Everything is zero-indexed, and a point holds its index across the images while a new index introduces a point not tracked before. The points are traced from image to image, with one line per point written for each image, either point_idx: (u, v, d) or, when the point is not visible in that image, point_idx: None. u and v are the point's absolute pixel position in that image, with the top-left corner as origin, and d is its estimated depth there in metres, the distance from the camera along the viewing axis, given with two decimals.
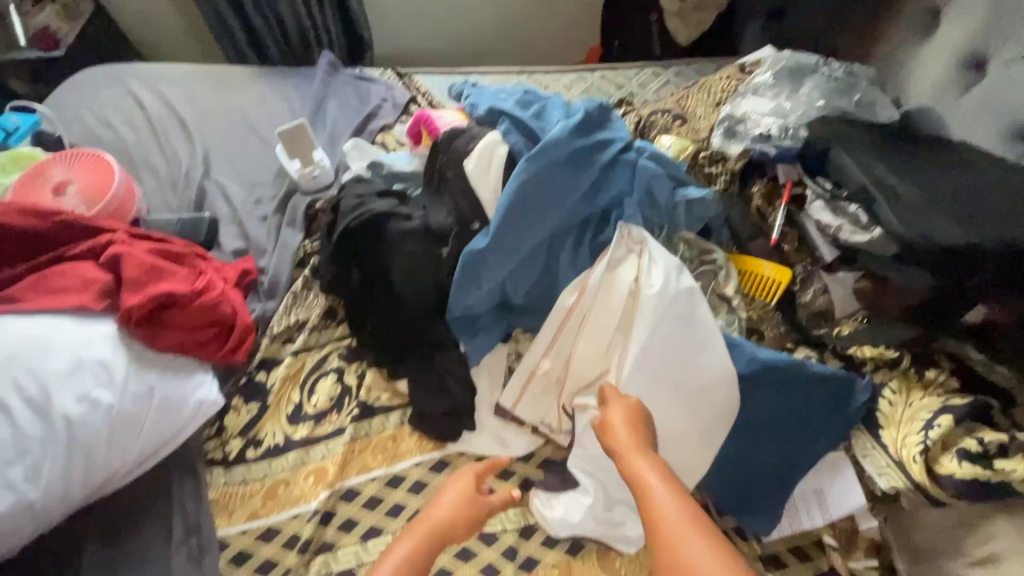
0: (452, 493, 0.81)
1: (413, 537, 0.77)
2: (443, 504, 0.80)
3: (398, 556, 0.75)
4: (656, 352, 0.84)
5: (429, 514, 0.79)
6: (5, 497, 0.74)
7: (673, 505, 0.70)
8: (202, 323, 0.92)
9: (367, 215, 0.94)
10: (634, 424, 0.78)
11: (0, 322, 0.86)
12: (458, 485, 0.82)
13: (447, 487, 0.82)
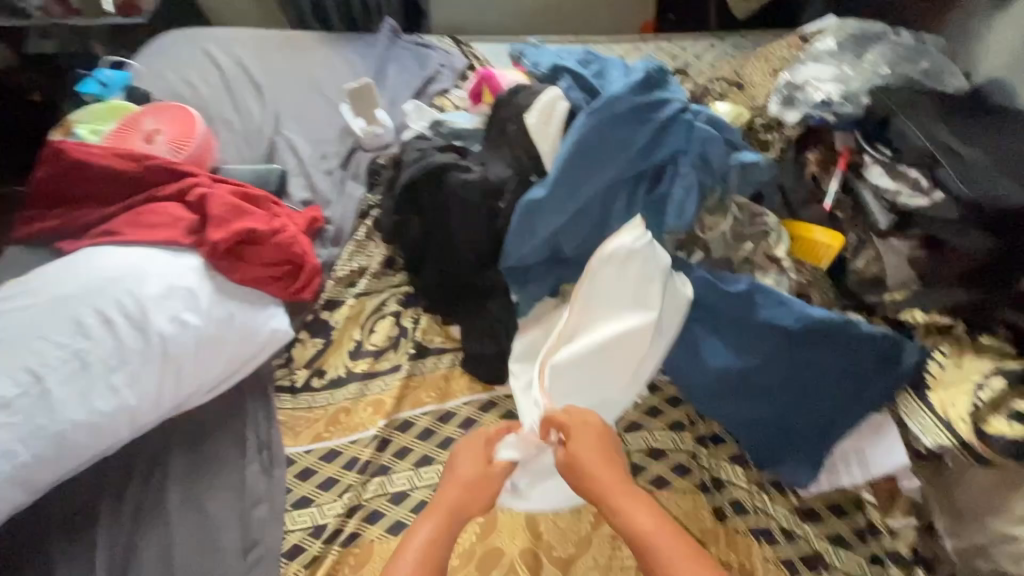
0: (467, 467, 0.82)
1: (437, 516, 0.77)
2: (464, 480, 0.81)
3: (422, 539, 0.74)
4: (580, 381, 0.87)
5: (445, 488, 0.80)
6: (111, 400, 0.85)
7: (658, 539, 0.71)
8: (278, 261, 1.00)
9: (429, 167, 0.99)
10: (605, 458, 0.79)
11: (105, 250, 0.96)
12: (473, 458, 0.83)
13: (462, 461, 0.83)
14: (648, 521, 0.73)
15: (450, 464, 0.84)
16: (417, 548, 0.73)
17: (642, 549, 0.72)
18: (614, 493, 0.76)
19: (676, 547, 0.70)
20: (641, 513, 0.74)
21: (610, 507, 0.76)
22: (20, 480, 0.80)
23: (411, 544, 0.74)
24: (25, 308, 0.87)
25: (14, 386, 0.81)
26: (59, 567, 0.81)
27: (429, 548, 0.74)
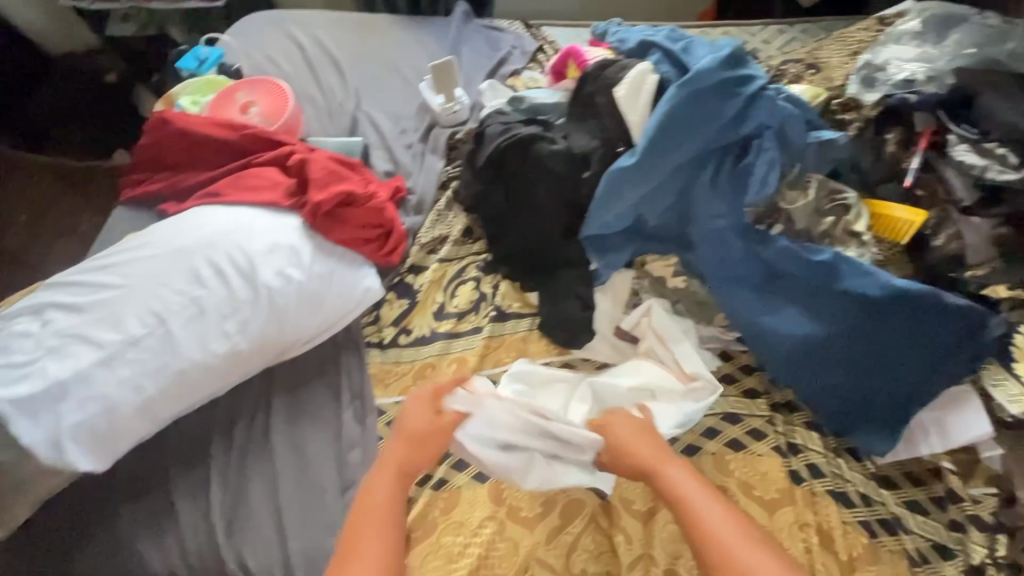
0: (423, 421, 0.88)
1: (393, 470, 0.85)
2: (416, 432, 0.87)
3: (383, 490, 0.83)
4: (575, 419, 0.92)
5: (401, 446, 0.86)
6: (224, 344, 0.91)
7: (710, 509, 0.76)
8: (370, 224, 1.06)
9: (516, 138, 1.03)
10: (645, 437, 0.85)
11: (214, 209, 1.03)
12: (430, 417, 0.88)
13: (420, 416, 0.88)
14: (692, 486, 0.79)
15: (406, 417, 0.89)
16: (381, 488, 0.83)
17: (686, 510, 0.77)
18: (662, 462, 0.82)
19: (718, 509, 0.76)
20: (689, 480, 0.80)
21: (659, 475, 0.81)
22: (148, 412, 0.88)
23: (375, 494, 0.82)
24: (148, 258, 0.95)
25: (143, 327, 0.89)
26: (178, 494, 0.90)
27: (390, 493, 0.82)
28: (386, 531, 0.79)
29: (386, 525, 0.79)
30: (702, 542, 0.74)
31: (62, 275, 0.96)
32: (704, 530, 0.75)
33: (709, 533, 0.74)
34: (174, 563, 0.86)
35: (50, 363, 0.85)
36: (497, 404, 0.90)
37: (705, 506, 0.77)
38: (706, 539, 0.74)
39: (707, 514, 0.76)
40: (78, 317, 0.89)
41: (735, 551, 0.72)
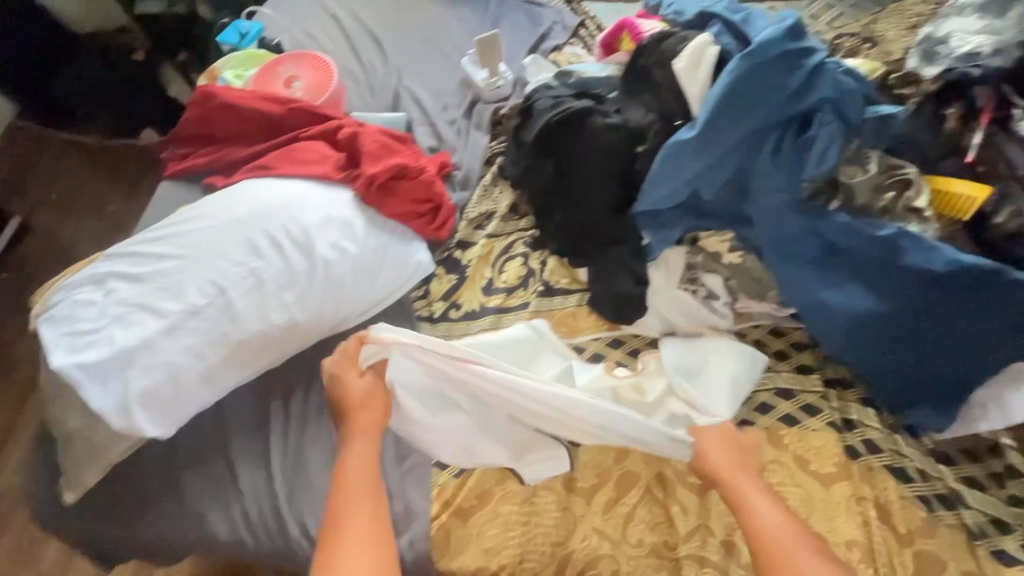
0: (362, 394, 0.87)
1: (362, 440, 0.85)
2: (355, 403, 0.86)
3: (360, 460, 0.83)
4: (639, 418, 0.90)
5: (359, 420, 0.85)
6: (284, 315, 0.92)
7: (780, 524, 0.75)
8: (421, 198, 1.06)
9: (569, 111, 1.02)
10: (729, 446, 0.84)
11: (265, 182, 1.03)
12: (381, 394, 0.87)
13: (356, 389, 0.86)
14: (756, 495, 0.78)
15: (347, 390, 0.86)
16: (358, 460, 0.82)
17: (742, 513, 0.77)
18: (735, 476, 0.81)
19: (776, 519, 0.75)
20: (753, 489, 0.79)
21: (727, 483, 0.80)
22: (210, 380, 0.89)
23: (352, 466, 0.82)
24: (204, 229, 0.95)
25: (203, 297, 0.90)
26: (240, 462, 0.92)
27: (362, 463, 0.82)
28: (371, 503, 0.79)
29: (369, 496, 0.79)
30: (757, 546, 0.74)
31: (120, 246, 0.97)
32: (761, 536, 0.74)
33: (765, 539, 0.74)
34: (240, 529, 0.90)
35: (117, 331, 0.86)
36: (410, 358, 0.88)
37: (773, 521, 0.75)
38: (763, 544, 0.74)
39: (764, 519, 0.76)
40: (140, 287, 0.90)
41: (789, 557, 0.72)
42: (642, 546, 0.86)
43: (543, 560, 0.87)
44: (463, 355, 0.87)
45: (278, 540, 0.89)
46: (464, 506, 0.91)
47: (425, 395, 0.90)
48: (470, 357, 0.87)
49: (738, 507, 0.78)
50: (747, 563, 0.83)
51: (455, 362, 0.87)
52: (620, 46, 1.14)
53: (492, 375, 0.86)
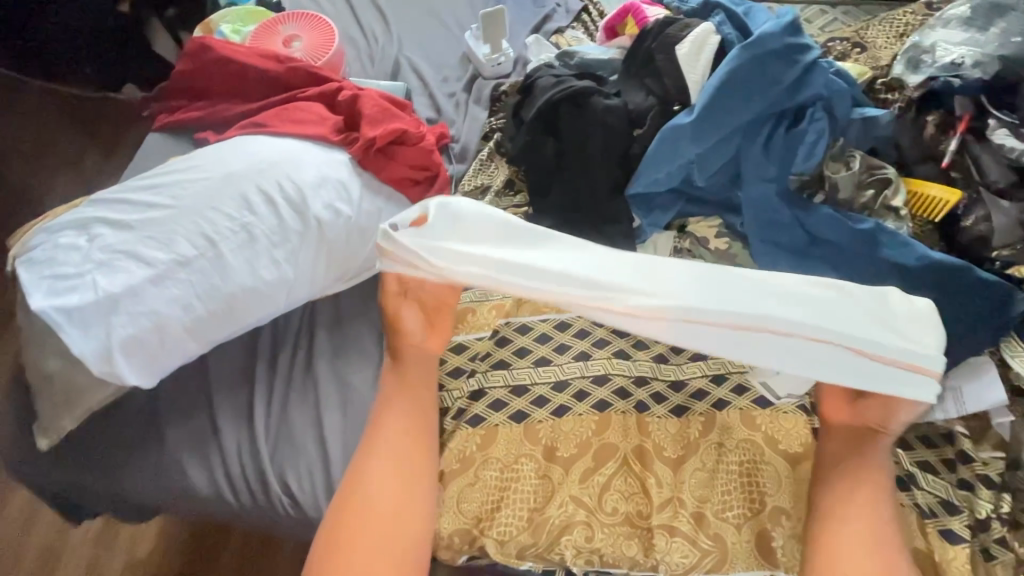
0: (415, 325, 0.94)
1: (417, 365, 0.94)
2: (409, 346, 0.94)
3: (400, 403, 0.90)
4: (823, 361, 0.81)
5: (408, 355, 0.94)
6: (275, 271, 0.91)
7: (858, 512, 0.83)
8: (419, 165, 1.06)
9: (571, 90, 1.04)
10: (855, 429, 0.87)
11: (260, 138, 1.02)
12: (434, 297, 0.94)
13: (406, 320, 0.94)
14: (859, 488, 0.84)
15: (396, 319, 0.94)
16: (399, 398, 0.90)
17: (826, 497, 0.85)
18: (865, 456, 0.86)
19: (863, 505, 0.84)
20: (856, 482, 0.85)
21: (838, 469, 0.87)
22: (195, 331, 0.88)
23: (396, 405, 0.90)
24: (198, 181, 0.94)
25: (193, 248, 0.88)
26: (223, 417, 0.92)
27: (405, 394, 0.92)
28: (406, 432, 0.89)
29: (413, 433, 0.89)
30: (819, 523, 0.84)
31: (107, 193, 0.94)
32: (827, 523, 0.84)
33: (833, 527, 0.83)
34: (221, 482, 0.90)
35: (100, 277, 0.84)
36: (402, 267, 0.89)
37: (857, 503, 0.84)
38: (829, 523, 0.83)
39: (852, 499, 0.84)
40: (127, 235, 0.88)
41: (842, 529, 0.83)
42: (617, 514, 0.89)
43: (520, 525, 0.89)
44: (505, 283, 0.83)
45: (260, 497, 0.90)
46: (445, 470, 0.93)
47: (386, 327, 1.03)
48: (515, 285, 0.83)
49: (825, 494, 0.86)
50: (715, 533, 0.87)
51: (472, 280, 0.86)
52: (624, 30, 1.16)
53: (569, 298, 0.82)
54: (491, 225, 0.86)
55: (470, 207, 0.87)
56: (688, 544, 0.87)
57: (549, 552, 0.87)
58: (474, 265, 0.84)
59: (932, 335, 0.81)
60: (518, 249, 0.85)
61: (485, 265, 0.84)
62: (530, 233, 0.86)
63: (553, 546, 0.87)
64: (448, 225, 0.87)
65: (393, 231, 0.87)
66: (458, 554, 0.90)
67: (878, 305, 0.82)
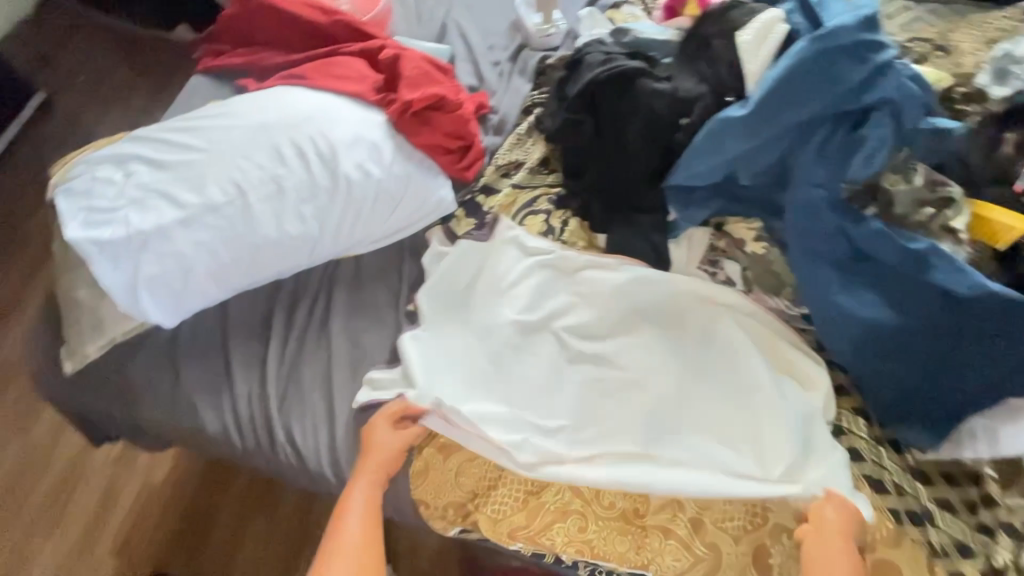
0: (394, 444, 0.88)
1: (367, 479, 0.86)
2: (375, 448, 0.87)
3: (358, 510, 0.83)
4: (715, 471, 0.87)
5: (366, 467, 0.86)
6: (299, 227, 0.91)
7: None
8: (453, 133, 1.03)
9: (619, 70, 0.99)
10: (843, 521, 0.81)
11: (297, 90, 1.01)
12: (406, 431, 0.89)
13: (382, 438, 0.87)
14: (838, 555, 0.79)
15: (366, 436, 0.88)
16: (359, 505, 0.84)
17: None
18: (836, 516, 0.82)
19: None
20: (835, 543, 0.80)
21: (821, 535, 0.81)
22: (217, 276, 0.89)
23: (351, 516, 0.83)
24: (234, 127, 0.94)
25: (223, 194, 0.89)
26: (235, 363, 0.93)
27: (363, 506, 0.84)
28: (361, 559, 0.80)
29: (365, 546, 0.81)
30: None
31: (146, 131, 0.96)
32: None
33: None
34: (228, 427, 0.91)
35: (133, 213, 0.86)
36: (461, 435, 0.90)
37: None
38: None
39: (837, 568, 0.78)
40: (161, 174, 0.90)
41: None
42: (613, 509, 0.88)
43: (515, 505, 0.89)
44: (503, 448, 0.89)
45: (265, 444, 0.91)
46: (447, 442, 0.92)
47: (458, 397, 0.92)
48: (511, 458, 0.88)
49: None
50: (710, 541, 0.86)
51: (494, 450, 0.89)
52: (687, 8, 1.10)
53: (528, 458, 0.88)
54: (485, 362, 0.95)
55: (474, 352, 0.96)
56: (682, 549, 0.86)
57: (540, 536, 0.87)
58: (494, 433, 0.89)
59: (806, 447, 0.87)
60: (526, 400, 0.93)
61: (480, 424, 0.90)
62: (520, 379, 0.95)
63: (543, 532, 0.87)
64: (458, 372, 0.94)
65: (439, 407, 0.88)
66: (451, 526, 0.91)
67: (762, 411, 0.90)
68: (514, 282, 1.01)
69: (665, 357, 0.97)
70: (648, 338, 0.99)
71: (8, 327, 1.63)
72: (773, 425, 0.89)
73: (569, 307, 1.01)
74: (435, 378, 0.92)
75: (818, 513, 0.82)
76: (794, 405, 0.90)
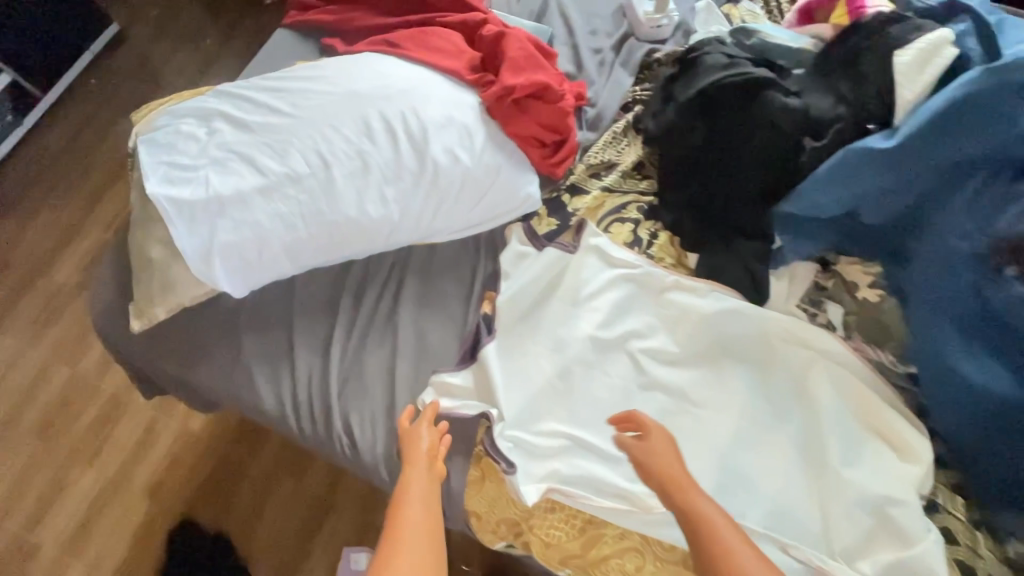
0: (427, 440, 0.80)
1: (419, 472, 0.77)
2: (413, 441, 0.80)
3: (418, 502, 0.72)
4: (783, 540, 0.82)
5: (415, 460, 0.78)
6: (380, 210, 0.86)
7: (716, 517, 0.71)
8: (550, 126, 0.96)
9: (743, 78, 0.89)
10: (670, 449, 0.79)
11: (392, 60, 0.94)
12: (426, 432, 0.80)
13: (419, 435, 0.80)
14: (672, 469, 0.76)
15: (406, 432, 0.81)
16: (417, 497, 0.73)
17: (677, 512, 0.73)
18: (663, 455, 0.78)
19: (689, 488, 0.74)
20: (669, 462, 0.77)
21: (650, 459, 0.78)
22: (291, 252, 0.84)
23: (411, 508, 0.71)
24: (323, 94, 0.88)
25: (306, 165, 0.84)
26: (298, 342, 0.90)
27: (420, 498, 0.73)
28: (429, 549, 0.67)
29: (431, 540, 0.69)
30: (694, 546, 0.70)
31: (232, 87, 0.91)
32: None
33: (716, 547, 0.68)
34: (285, 408, 0.88)
35: (213, 175, 0.82)
36: (521, 459, 0.85)
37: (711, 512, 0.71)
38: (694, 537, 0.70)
39: (679, 485, 0.75)
40: (245, 136, 0.85)
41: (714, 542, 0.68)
42: (676, 552, 0.82)
43: (570, 532, 0.84)
44: (566, 474, 0.84)
45: (320, 429, 0.88)
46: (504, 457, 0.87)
47: (523, 413, 0.88)
48: (570, 490, 0.83)
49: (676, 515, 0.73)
50: None
51: (556, 480, 0.84)
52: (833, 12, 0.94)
53: (586, 496, 0.83)
54: (554, 380, 0.90)
55: (547, 367, 0.90)
56: None
57: (593, 568, 0.83)
58: (555, 464, 0.85)
59: (891, 529, 0.80)
60: (591, 423, 0.88)
61: (541, 452, 0.86)
62: (588, 400, 0.89)
63: (597, 564, 0.83)
64: (524, 389, 0.89)
65: (510, 477, 0.83)
66: (498, 540, 0.87)
67: (845, 479, 0.83)
68: (592, 294, 0.95)
69: (746, 400, 0.90)
70: (732, 373, 0.92)
71: (65, 256, 1.64)
72: (847, 501, 0.82)
73: (648, 331, 0.94)
74: (503, 396, 0.87)
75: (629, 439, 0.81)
76: (876, 476, 0.83)
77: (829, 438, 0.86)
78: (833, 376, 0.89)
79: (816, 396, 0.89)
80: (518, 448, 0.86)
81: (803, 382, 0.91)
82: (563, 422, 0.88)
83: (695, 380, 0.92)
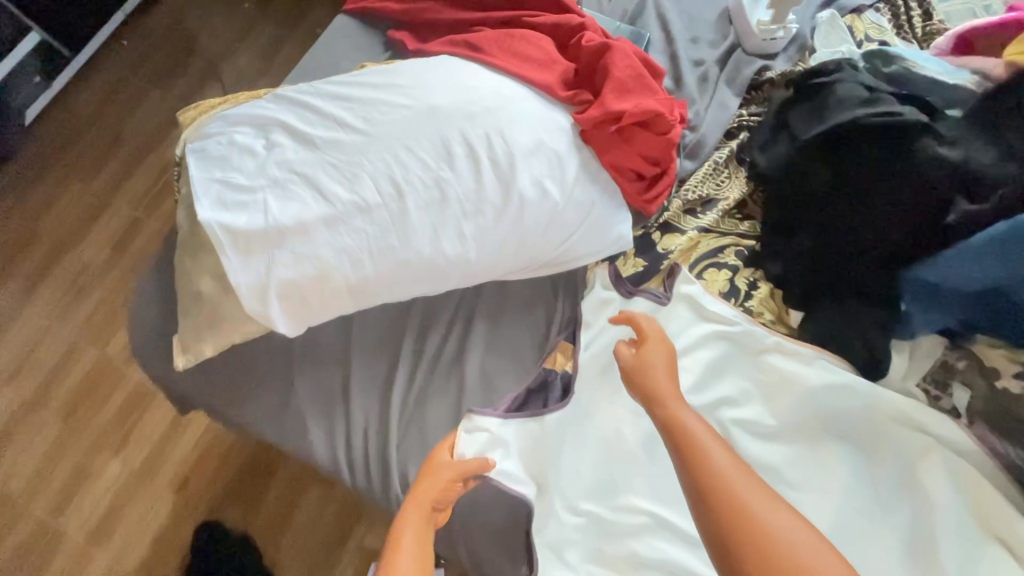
0: (439, 486, 0.70)
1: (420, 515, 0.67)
2: (431, 489, 0.69)
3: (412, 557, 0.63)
4: None
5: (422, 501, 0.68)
6: (457, 248, 0.75)
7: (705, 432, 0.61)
8: (651, 157, 0.84)
9: (892, 121, 0.76)
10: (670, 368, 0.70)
11: (473, 67, 0.81)
12: (446, 479, 0.70)
13: (436, 480, 0.70)
14: (660, 377, 0.68)
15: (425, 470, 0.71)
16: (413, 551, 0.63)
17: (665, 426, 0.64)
18: (658, 365, 0.70)
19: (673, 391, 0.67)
20: (660, 371, 0.69)
21: (642, 365, 0.70)
22: (356, 290, 0.74)
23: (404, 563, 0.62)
24: (399, 108, 0.76)
25: (377, 194, 0.73)
26: (355, 385, 0.81)
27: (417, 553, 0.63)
28: None
29: None
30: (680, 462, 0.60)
31: (293, 90, 0.80)
32: (723, 493, 0.55)
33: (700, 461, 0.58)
34: (339, 458, 0.80)
35: (272, 200, 0.71)
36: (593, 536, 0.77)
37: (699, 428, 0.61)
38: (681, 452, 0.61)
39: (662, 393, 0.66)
40: (310, 154, 0.74)
41: (696, 452, 0.59)
42: None
43: None
44: (645, 557, 0.75)
45: (377, 486, 0.80)
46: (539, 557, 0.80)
47: (599, 484, 0.79)
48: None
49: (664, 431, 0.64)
50: None
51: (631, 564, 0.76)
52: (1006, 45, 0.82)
53: None
54: (638, 450, 0.80)
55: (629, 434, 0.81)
56: None
57: None
58: (633, 544, 0.76)
59: None
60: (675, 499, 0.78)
61: (618, 528, 0.77)
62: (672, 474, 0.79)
63: None
64: (603, 456, 0.80)
65: None
66: None
67: None
68: (679, 352, 0.84)
69: (847, 486, 0.80)
70: (834, 454, 0.81)
71: (92, 233, 1.54)
72: None
73: (742, 398, 0.84)
74: (568, 464, 0.79)
75: (621, 351, 0.73)
76: None
77: (943, 542, 0.74)
78: (953, 468, 0.77)
79: (932, 490, 0.76)
80: (592, 524, 0.78)
81: (916, 469, 0.79)
82: (643, 497, 0.78)
83: (792, 458, 0.82)
